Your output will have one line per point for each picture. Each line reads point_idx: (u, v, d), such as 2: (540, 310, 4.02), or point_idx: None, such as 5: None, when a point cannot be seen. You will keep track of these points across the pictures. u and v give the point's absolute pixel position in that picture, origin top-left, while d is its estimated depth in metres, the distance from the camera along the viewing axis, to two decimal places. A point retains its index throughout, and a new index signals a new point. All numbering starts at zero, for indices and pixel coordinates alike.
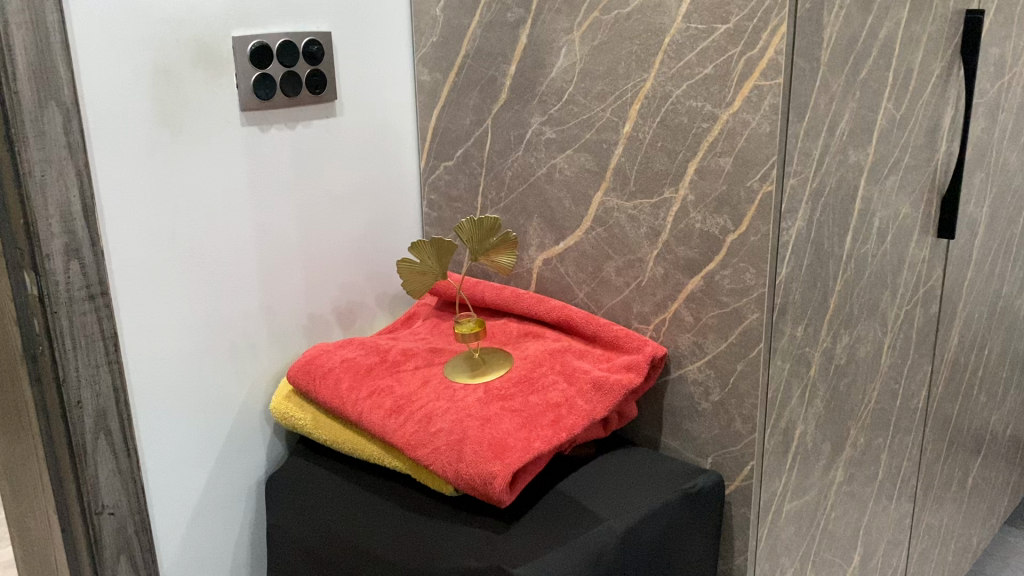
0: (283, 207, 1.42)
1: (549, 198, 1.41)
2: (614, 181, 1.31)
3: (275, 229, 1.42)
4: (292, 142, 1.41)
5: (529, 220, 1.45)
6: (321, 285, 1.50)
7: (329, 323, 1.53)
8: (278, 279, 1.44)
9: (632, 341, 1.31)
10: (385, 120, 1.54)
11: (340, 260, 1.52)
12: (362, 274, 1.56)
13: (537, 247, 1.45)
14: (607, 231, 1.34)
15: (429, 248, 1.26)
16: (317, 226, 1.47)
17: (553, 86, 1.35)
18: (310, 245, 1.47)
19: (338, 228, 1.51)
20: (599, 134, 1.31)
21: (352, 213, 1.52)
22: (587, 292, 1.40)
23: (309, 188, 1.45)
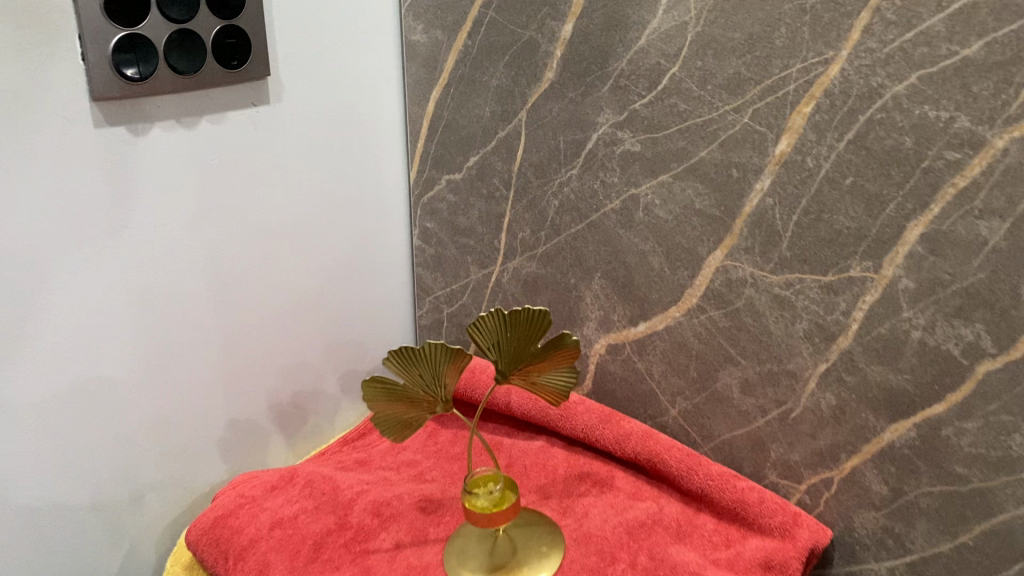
0: (182, 259, 0.84)
1: (625, 250, 0.84)
2: (751, 237, 0.75)
3: (166, 296, 0.84)
4: (194, 148, 0.83)
5: (587, 282, 0.88)
6: (249, 374, 0.93)
7: (265, 431, 0.97)
8: (175, 376, 0.87)
9: (768, 511, 0.75)
10: (353, 103, 0.96)
11: (280, 332, 0.95)
12: (318, 348, 1.00)
13: (598, 325, 0.88)
14: (730, 319, 0.78)
15: (421, 358, 0.69)
16: (241, 282, 0.90)
17: (642, 63, 0.77)
18: (230, 314, 0.90)
19: (276, 282, 0.94)
20: (726, 153, 0.74)
21: (299, 256, 0.95)
22: (684, 410, 0.84)
23: (225, 223, 0.87)
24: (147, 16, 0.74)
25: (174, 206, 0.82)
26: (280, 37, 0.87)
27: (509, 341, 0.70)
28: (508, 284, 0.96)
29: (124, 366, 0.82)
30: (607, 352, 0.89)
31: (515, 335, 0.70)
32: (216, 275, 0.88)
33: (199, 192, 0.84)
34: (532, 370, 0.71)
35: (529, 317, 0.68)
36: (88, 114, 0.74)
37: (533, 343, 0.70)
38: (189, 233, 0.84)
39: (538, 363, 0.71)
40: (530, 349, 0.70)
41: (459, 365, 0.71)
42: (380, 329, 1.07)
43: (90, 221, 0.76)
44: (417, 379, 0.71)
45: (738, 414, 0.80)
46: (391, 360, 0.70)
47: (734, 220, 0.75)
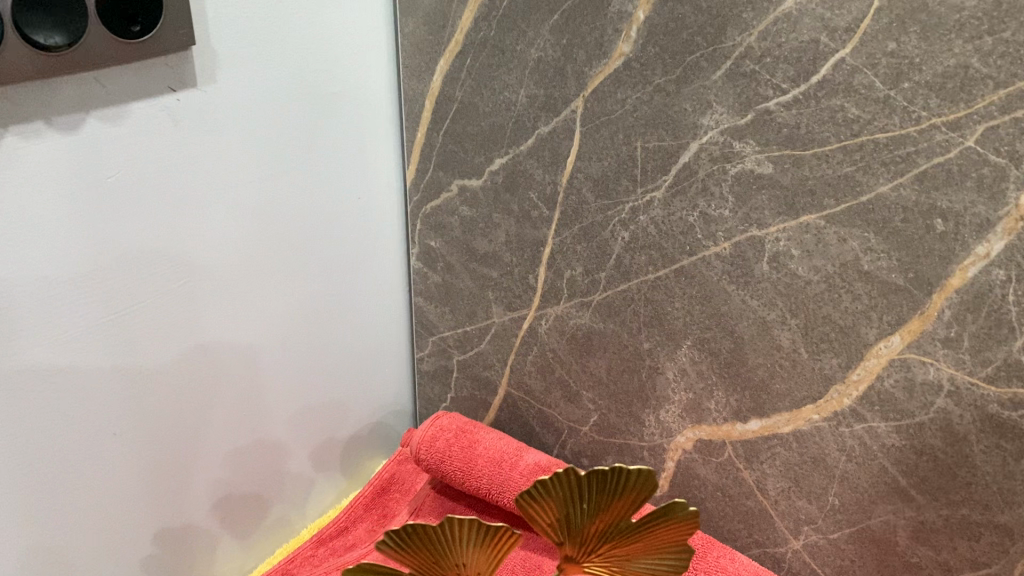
0: (70, 333, 0.55)
1: (733, 316, 0.56)
2: (958, 324, 0.48)
3: (51, 391, 0.55)
4: (79, 168, 0.52)
5: (670, 350, 0.61)
6: (185, 471, 0.66)
7: (205, 535, 0.70)
8: (71, 499, 0.58)
9: None
10: (319, 74, 0.66)
11: (222, 404, 0.68)
12: (274, 413, 0.73)
13: (685, 411, 0.62)
14: (905, 437, 0.52)
15: (432, 540, 0.43)
16: (165, 349, 0.62)
17: (786, 40, 0.48)
18: (150, 395, 0.62)
19: (217, 339, 0.65)
20: (927, 193, 0.46)
21: (249, 298, 0.67)
22: (813, 544, 0.59)
23: (137, 271, 0.58)
24: None
25: (53, 258, 0.53)
26: None
27: (581, 520, 0.42)
28: (549, 337, 0.68)
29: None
30: (698, 449, 0.63)
31: (590, 509, 0.42)
32: (126, 347, 0.59)
33: (92, 232, 0.54)
34: (616, 554, 0.45)
35: (615, 484, 0.41)
36: None
37: (620, 518, 0.43)
38: (82, 294, 0.55)
39: (626, 545, 0.44)
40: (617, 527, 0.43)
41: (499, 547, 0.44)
42: (358, 374, 0.80)
43: None
44: (430, 564, 0.44)
45: (903, 566, 0.54)
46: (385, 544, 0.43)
47: (929, 295, 0.48)
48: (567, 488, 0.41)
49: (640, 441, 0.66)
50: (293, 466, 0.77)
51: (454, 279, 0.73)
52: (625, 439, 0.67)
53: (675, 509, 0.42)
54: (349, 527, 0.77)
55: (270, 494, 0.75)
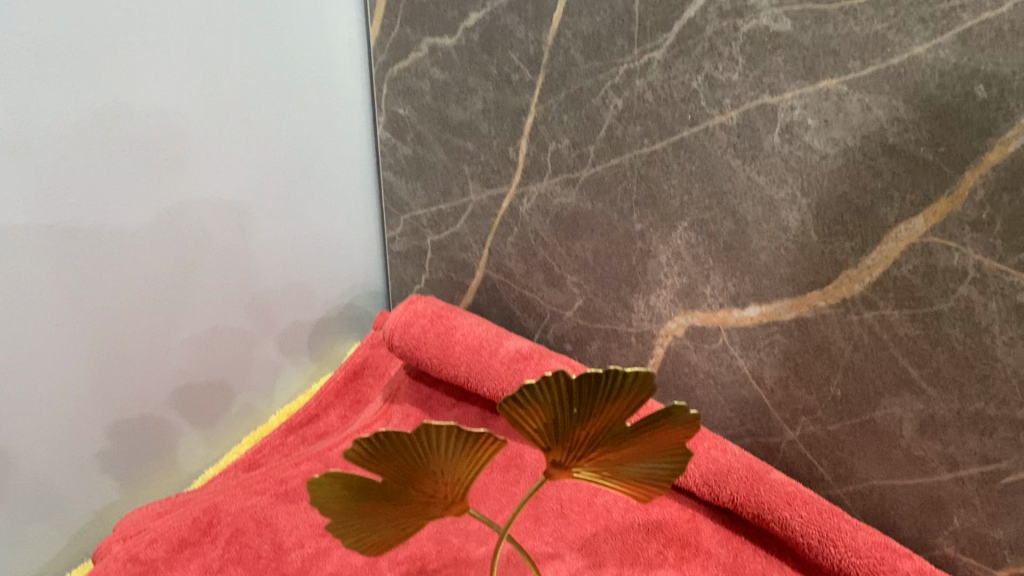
0: None
1: (736, 194, 0.51)
2: (991, 206, 0.43)
3: None
4: None
5: (664, 231, 0.56)
6: (137, 361, 0.61)
7: (165, 426, 0.66)
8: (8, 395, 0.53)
9: None
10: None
11: (175, 289, 0.62)
12: (233, 298, 0.67)
13: (678, 295, 0.58)
14: (920, 326, 0.48)
15: (407, 450, 0.38)
16: (105, 232, 0.55)
17: None
18: (91, 281, 0.56)
19: (164, 219, 0.59)
20: (971, 55, 0.40)
21: (199, 173, 0.60)
22: (811, 435, 0.55)
23: (64, 142, 0.51)
24: None
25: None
26: None
27: (572, 426, 0.38)
28: (530, 215, 0.63)
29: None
30: (690, 337, 0.59)
31: (583, 414, 0.37)
32: (59, 230, 0.52)
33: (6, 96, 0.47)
34: (607, 455, 0.41)
35: (612, 387, 0.36)
36: None
37: (614, 424, 0.38)
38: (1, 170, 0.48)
39: (618, 448, 0.40)
40: (610, 432, 0.39)
41: (480, 454, 0.39)
42: (323, 254, 0.74)
43: None
44: (407, 474, 0.39)
45: (905, 459, 0.52)
46: (353, 456, 0.38)
47: (961, 173, 0.43)
48: (559, 393, 0.36)
49: (627, 328, 0.62)
50: (257, 352, 0.72)
51: (425, 152, 0.67)
52: (611, 324, 0.63)
53: (677, 414, 0.38)
54: (321, 414, 0.73)
55: (233, 381, 0.71)
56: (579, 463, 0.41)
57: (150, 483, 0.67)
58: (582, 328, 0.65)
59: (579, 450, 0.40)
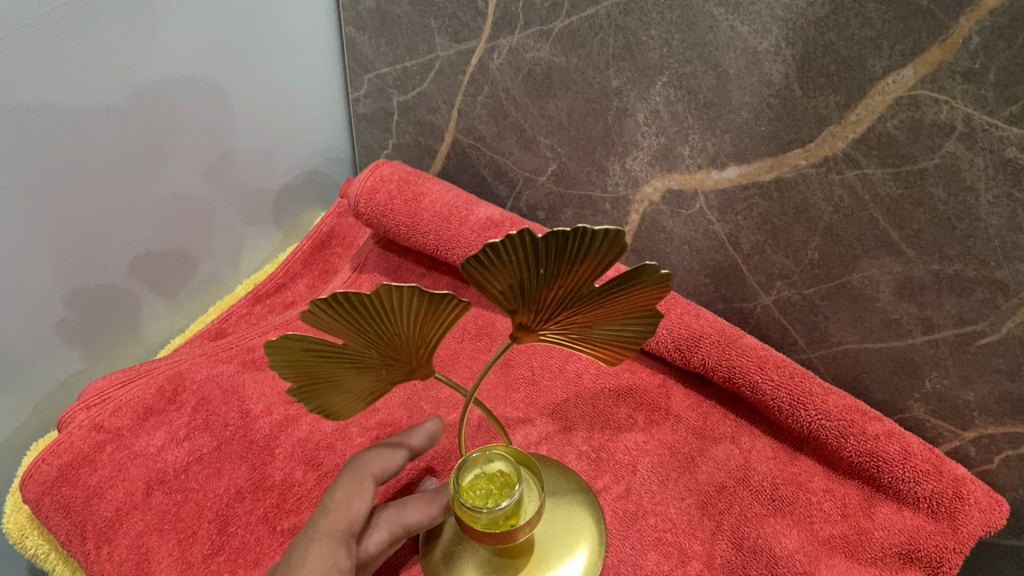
0: None
1: (718, 46, 0.48)
2: (986, 55, 0.40)
3: None
4: None
5: (640, 88, 0.53)
6: (90, 234, 0.58)
7: (126, 295, 0.64)
8: None
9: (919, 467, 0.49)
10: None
11: (130, 155, 0.58)
12: (193, 165, 0.64)
13: (654, 157, 0.55)
14: (903, 186, 0.46)
15: (366, 314, 0.36)
16: (47, 93, 0.51)
17: None
18: (36, 147, 0.52)
19: (113, 80, 0.55)
20: None
21: (150, 30, 0.55)
22: (786, 299, 0.54)
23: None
24: None
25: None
26: None
27: (539, 286, 0.36)
28: (501, 73, 0.60)
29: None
30: (666, 201, 0.57)
31: (551, 275, 0.36)
32: None
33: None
34: (579, 316, 0.39)
35: (582, 249, 0.34)
36: None
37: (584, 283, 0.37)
38: None
39: (590, 308, 0.39)
40: (581, 292, 0.37)
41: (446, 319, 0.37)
42: (286, 119, 0.70)
43: None
44: (369, 337, 0.38)
45: (880, 323, 0.51)
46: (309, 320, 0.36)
47: (957, 18, 0.40)
48: (527, 254, 0.34)
49: (602, 193, 0.60)
50: (220, 220, 0.69)
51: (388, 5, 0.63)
52: (586, 189, 0.61)
53: (649, 272, 0.36)
54: (289, 283, 0.71)
55: (196, 250, 0.69)
56: (553, 324, 0.40)
57: (114, 353, 0.66)
58: (556, 193, 0.63)
59: (549, 311, 0.38)
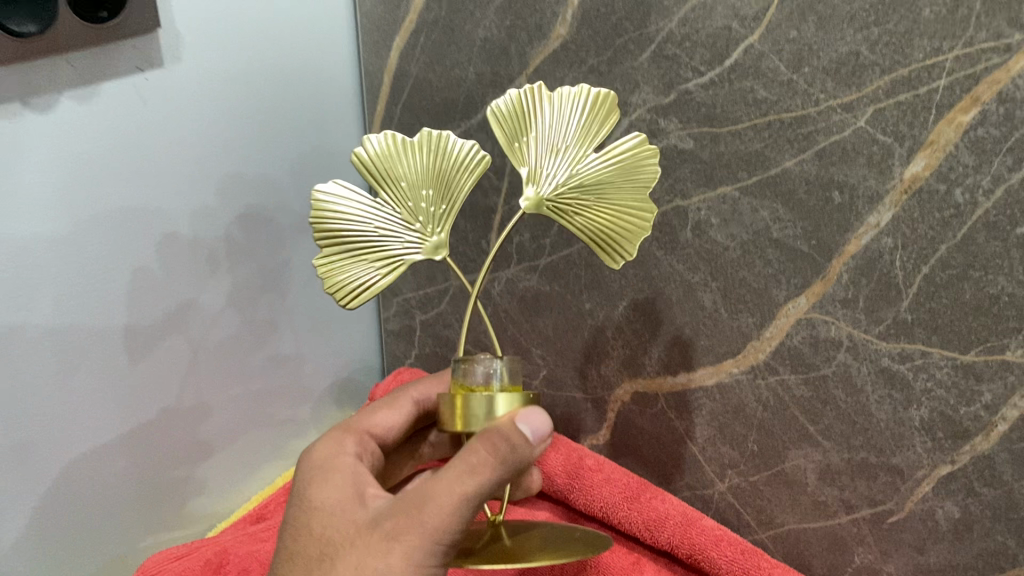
0: (59, 285, 0.59)
1: (662, 277, 0.62)
2: (854, 287, 0.53)
3: (46, 340, 0.58)
4: (53, 138, 0.57)
5: (608, 310, 0.67)
6: (190, 429, 0.68)
7: (209, 493, 0.71)
8: (83, 453, 0.61)
9: None
10: (286, 45, 0.73)
11: (220, 363, 0.71)
12: (270, 377, 0.75)
13: (622, 366, 0.68)
14: (812, 388, 0.57)
15: (403, 163, 0.50)
16: (155, 304, 0.65)
17: (703, 27, 0.53)
18: (138, 341, 0.64)
19: (206, 297, 0.69)
20: (826, 167, 0.51)
21: (224, 249, 0.70)
22: (737, 488, 0.64)
23: (113, 219, 0.61)
24: None
25: (32, 207, 0.57)
26: None
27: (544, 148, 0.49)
28: (501, 297, 0.74)
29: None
30: (634, 401, 0.68)
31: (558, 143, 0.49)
32: (116, 298, 0.62)
33: (67, 181, 0.58)
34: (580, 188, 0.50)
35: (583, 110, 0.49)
36: None
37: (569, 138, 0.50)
38: (68, 248, 0.59)
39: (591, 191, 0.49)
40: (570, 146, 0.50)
41: (460, 185, 0.51)
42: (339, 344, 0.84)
43: None
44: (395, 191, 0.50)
45: (812, 505, 0.60)
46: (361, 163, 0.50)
47: (829, 260, 0.53)
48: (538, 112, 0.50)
49: (584, 394, 0.72)
50: (286, 431, 0.78)
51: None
52: (572, 392, 0.72)
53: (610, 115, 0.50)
54: None
55: (267, 457, 0.76)
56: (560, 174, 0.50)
57: None
58: (547, 398, 0.75)
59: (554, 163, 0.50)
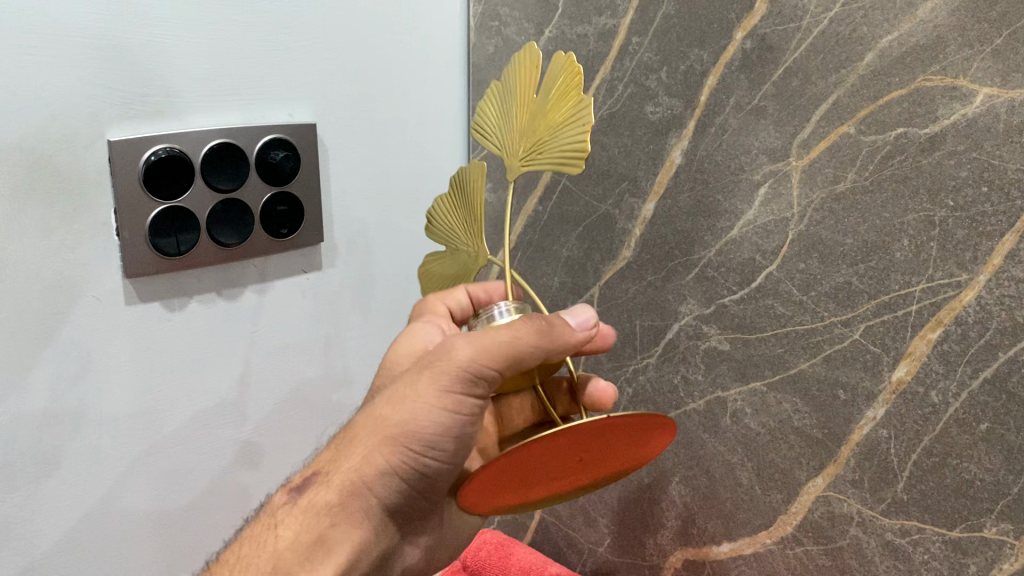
0: (233, 391, 0.79)
1: (707, 455, 0.74)
2: (859, 469, 0.64)
3: (214, 430, 0.78)
4: (249, 292, 0.78)
5: (664, 485, 0.78)
6: None
7: None
8: (221, 508, 0.81)
9: None
10: (418, 238, 0.93)
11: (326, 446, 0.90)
12: None
13: (674, 535, 0.78)
14: (831, 557, 0.67)
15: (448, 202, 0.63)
16: (290, 405, 0.85)
17: (733, 257, 0.68)
18: (266, 438, 0.83)
19: (327, 401, 0.89)
20: (832, 370, 0.64)
21: (346, 369, 0.90)
22: None
23: (279, 347, 0.82)
24: (188, 188, 0.69)
25: (208, 378, 0.77)
26: (337, 193, 0.82)
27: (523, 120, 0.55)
28: None
29: (170, 503, 0.77)
30: (685, 568, 0.78)
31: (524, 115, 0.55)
32: (268, 401, 0.82)
33: (249, 321, 0.78)
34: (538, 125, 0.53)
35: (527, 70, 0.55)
36: (120, 290, 0.69)
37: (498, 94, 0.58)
38: (244, 367, 0.79)
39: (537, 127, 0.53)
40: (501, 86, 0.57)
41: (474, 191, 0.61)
42: None
43: (119, 412, 0.71)
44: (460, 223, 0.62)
45: None
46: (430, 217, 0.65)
47: (839, 446, 0.64)
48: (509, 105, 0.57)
49: (643, 560, 0.82)
50: None
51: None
52: (634, 558, 0.83)
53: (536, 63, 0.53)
54: None
55: None
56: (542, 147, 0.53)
57: None
58: (613, 560, 0.86)
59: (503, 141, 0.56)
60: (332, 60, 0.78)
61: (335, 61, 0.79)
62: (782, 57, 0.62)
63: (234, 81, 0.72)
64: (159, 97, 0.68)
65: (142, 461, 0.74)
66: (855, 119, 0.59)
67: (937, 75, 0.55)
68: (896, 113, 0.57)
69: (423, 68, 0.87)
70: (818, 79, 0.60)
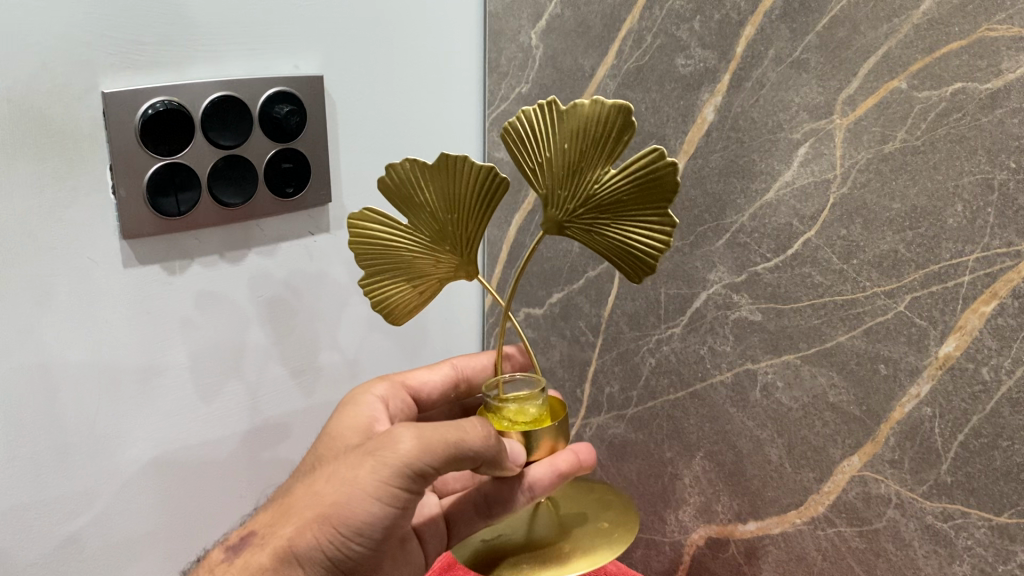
0: (226, 345, 0.74)
1: (734, 431, 0.70)
2: (900, 449, 0.60)
3: (207, 386, 0.74)
4: (241, 243, 0.73)
5: (686, 460, 0.75)
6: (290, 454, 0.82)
7: None
8: (215, 471, 0.76)
9: None
10: None
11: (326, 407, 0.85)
12: None
13: (697, 512, 0.75)
14: (866, 539, 0.63)
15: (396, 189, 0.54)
16: (288, 360, 0.80)
17: (769, 221, 0.64)
18: (263, 397, 0.79)
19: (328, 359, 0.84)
20: (873, 344, 0.60)
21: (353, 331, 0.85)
22: None
23: (274, 299, 0.77)
24: (187, 145, 0.65)
25: (200, 330, 0.72)
26: (347, 152, 0.78)
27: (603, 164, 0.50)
28: (592, 441, 0.84)
29: (164, 465, 0.72)
30: (708, 545, 0.75)
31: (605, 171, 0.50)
32: (264, 357, 0.78)
33: (242, 271, 0.74)
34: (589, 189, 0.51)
35: (608, 120, 0.48)
36: (115, 249, 0.65)
37: (613, 155, 0.49)
38: (238, 318, 0.74)
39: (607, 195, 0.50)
40: (664, 188, 0.48)
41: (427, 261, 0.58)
42: None
43: (117, 371, 0.67)
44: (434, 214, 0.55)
45: None
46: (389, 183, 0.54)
47: (878, 425, 0.61)
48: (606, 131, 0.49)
49: (664, 536, 0.79)
50: None
51: None
52: (654, 532, 0.80)
53: (611, 122, 0.48)
54: None
55: None
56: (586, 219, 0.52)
57: None
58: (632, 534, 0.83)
59: (536, 188, 0.53)
60: (340, 8, 0.74)
61: (343, 11, 0.74)
62: (827, 4, 0.57)
63: (235, 29, 0.67)
64: (156, 48, 0.63)
65: (134, 421, 0.69)
66: (907, 73, 0.54)
67: (1002, 24, 0.50)
68: (954, 66, 0.52)
69: (436, 16, 0.83)
70: (867, 29, 0.56)
